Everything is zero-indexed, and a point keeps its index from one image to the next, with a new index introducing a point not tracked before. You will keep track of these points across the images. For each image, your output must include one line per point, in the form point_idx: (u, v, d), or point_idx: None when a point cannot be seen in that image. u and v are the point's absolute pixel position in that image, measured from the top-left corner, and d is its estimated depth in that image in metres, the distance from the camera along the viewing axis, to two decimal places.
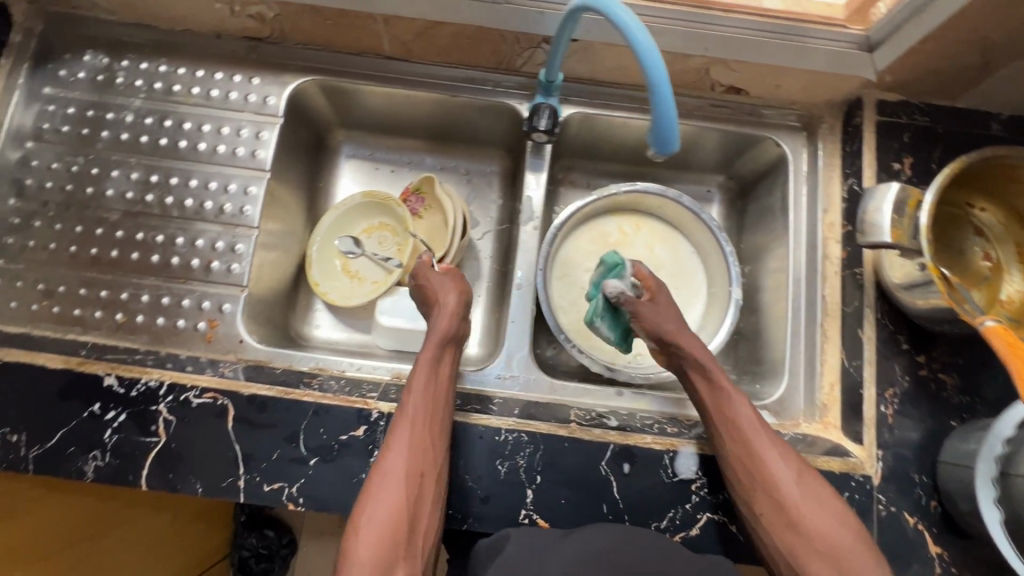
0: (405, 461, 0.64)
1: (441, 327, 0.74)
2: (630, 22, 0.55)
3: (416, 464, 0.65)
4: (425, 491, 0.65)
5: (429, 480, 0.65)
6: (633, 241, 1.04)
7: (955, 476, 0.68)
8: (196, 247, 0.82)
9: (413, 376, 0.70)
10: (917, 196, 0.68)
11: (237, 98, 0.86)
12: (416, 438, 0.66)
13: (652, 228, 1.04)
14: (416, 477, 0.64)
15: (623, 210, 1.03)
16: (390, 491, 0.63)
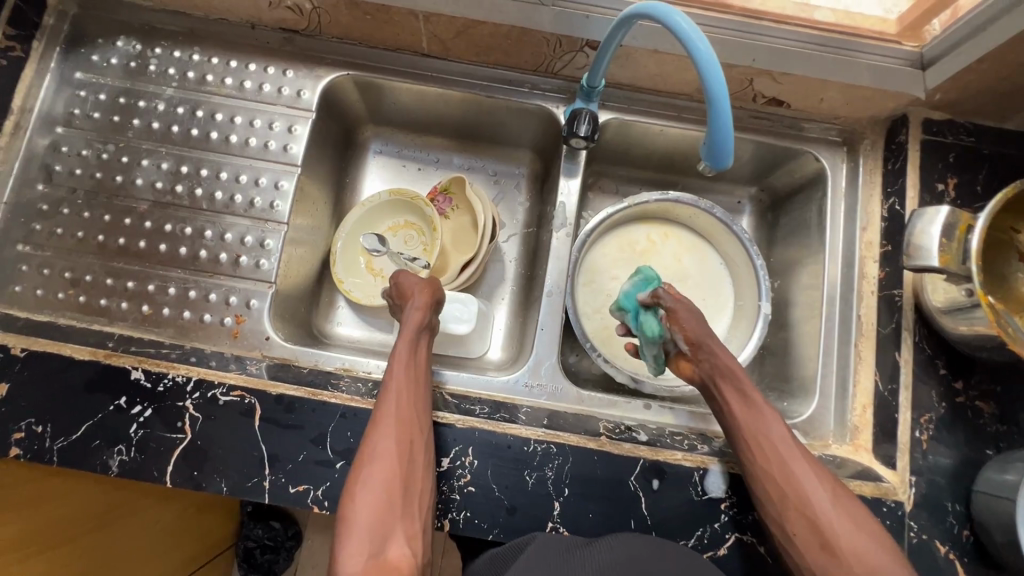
0: (391, 433, 0.64)
1: (415, 313, 0.75)
2: (690, 33, 0.53)
3: (406, 439, 0.65)
4: (416, 464, 0.64)
5: (421, 453, 0.65)
6: (660, 250, 1.03)
7: (991, 507, 0.67)
8: (225, 241, 0.80)
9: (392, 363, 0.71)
10: (967, 220, 0.66)
11: (271, 90, 0.85)
12: (400, 415, 0.66)
13: (679, 237, 1.03)
14: (410, 451, 0.64)
15: (651, 218, 1.02)
16: (383, 465, 0.63)
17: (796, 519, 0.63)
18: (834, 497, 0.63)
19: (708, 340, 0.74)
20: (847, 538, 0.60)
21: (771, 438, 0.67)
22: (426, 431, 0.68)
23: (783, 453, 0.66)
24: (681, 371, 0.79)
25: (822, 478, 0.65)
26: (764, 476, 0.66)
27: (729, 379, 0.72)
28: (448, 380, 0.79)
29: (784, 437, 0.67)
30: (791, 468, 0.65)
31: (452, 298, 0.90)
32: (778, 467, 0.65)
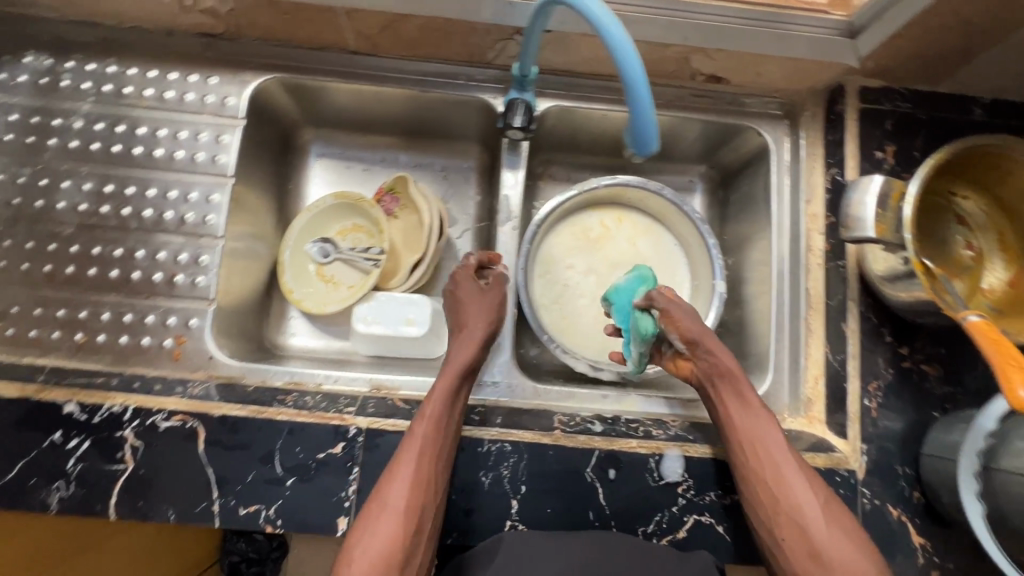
0: (405, 490, 0.63)
1: (467, 351, 0.74)
2: (600, 16, 0.52)
3: (419, 488, 0.63)
4: (423, 524, 0.63)
5: (431, 512, 0.64)
6: (614, 235, 1.02)
7: (938, 469, 0.68)
8: (158, 260, 0.78)
9: (428, 402, 0.68)
10: (900, 188, 0.66)
11: (194, 99, 0.81)
12: (422, 460, 0.64)
13: (634, 222, 1.02)
14: (420, 504, 0.63)
15: (603, 204, 1.02)
16: (387, 521, 0.62)
17: (792, 534, 0.63)
18: (840, 519, 0.63)
19: (714, 347, 0.72)
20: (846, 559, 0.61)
21: (774, 452, 0.67)
22: (441, 486, 0.66)
23: (778, 465, 0.66)
24: (679, 371, 0.77)
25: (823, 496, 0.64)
26: (763, 489, 0.65)
27: (735, 389, 0.71)
28: (401, 385, 0.77)
29: (785, 449, 0.67)
30: (790, 483, 0.65)
31: (406, 300, 0.90)
32: (780, 482, 0.65)
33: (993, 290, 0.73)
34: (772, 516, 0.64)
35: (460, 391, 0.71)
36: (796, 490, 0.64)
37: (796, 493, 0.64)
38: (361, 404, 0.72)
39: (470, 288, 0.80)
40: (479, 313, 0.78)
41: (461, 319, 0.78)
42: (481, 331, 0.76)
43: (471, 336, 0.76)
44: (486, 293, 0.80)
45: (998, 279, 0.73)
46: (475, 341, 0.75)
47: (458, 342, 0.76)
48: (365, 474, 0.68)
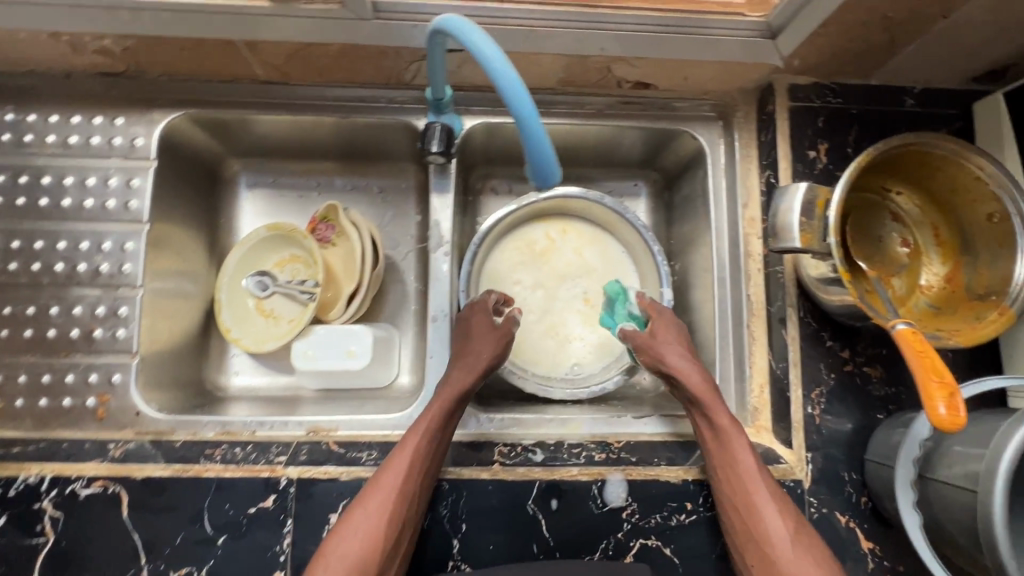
0: (389, 502, 0.62)
1: (463, 375, 0.72)
2: (481, 44, 0.49)
3: (402, 502, 0.63)
4: (400, 539, 0.62)
5: (408, 528, 0.63)
6: (561, 247, 0.99)
7: (881, 475, 0.68)
8: (75, 316, 0.75)
9: (418, 420, 0.68)
10: (825, 195, 0.64)
11: (101, 143, 0.77)
12: (405, 480, 0.63)
13: (579, 231, 0.99)
14: (402, 518, 0.62)
15: (548, 216, 0.98)
16: (368, 529, 0.60)
17: (762, 556, 0.61)
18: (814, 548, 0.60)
19: (692, 370, 0.71)
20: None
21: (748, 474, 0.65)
22: (420, 505, 0.65)
23: (750, 487, 0.64)
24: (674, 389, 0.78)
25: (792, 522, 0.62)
26: (738, 508, 0.64)
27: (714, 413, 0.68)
28: (338, 426, 0.73)
29: (758, 472, 0.65)
30: (764, 507, 0.63)
31: (346, 332, 0.88)
32: (754, 503, 0.63)
33: (931, 287, 0.71)
34: (745, 536, 0.63)
35: (450, 414, 0.69)
36: (767, 513, 0.62)
37: (767, 517, 0.62)
38: (294, 451, 0.70)
39: (480, 320, 0.76)
40: (483, 343, 0.74)
41: (464, 346, 0.75)
42: (485, 357, 0.74)
43: (472, 364, 0.73)
44: (494, 326, 0.76)
45: (935, 276, 0.72)
46: (474, 370, 0.72)
47: (459, 365, 0.73)
48: (300, 525, 0.66)
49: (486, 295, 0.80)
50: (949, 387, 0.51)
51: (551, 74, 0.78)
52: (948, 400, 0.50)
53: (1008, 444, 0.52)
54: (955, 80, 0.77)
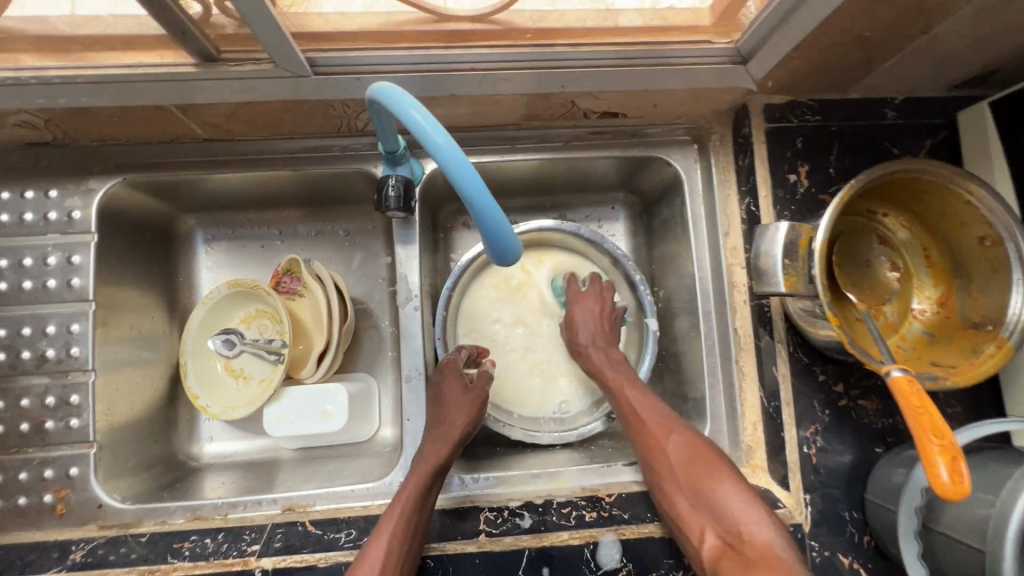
0: None
1: (438, 447, 0.70)
2: (423, 125, 0.44)
3: None
4: None
5: None
6: (539, 280, 0.92)
7: (883, 517, 0.65)
8: (23, 408, 0.70)
9: (394, 500, 0.65)
10: (808, 233, 0.60)
11: (34, 219, 0.72)
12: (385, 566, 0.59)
13: (556, 262, 0.93)
14: None
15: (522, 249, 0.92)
16: None
17: (660, 476, 0.66)
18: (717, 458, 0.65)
19: (598, 342, 0.81)
20: (717, 495, 0.61)
21: (646, 407, 0.72)
22: None
23: (647, 418, 0.70)
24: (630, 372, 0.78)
25: (693, 440, 0.66)
26: (645, 444, 0.69)
27: (616, 369, 0.78)
28: (317, 500, 0.72)
29: (648, 401, 0.72)
30: (666, 433, 0.68)
31: (320, 392, 0.83)
32: (656, 434, 0.68)
33: (924, 313, 0.68)
34: (652, 465, 0.67)
35: (429, 492, 0.66)
36: (668, 436, 0.67)
37: (668, 439, 0.67)
38: (268, 538, 0.66)
39: (452, 381, 0.75)
40: (458, 409, 0.73)
41: (438, 413, 0.73)
42: (458, 428, 0.72)
43: (448, 433, 0.71)
44: (466, 387, 0.75)
45: (929, 301, 0.68)
46: (450, 440, 0.70)
47: (434, 437, 0.71)
48: None
49: (457, 354, 0.79)
50: (952, 449, 0.48)
51: (513, 111, 0.73)
52: (951, 465, 0.47)
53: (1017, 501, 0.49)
54: (938, 88, 0.73)
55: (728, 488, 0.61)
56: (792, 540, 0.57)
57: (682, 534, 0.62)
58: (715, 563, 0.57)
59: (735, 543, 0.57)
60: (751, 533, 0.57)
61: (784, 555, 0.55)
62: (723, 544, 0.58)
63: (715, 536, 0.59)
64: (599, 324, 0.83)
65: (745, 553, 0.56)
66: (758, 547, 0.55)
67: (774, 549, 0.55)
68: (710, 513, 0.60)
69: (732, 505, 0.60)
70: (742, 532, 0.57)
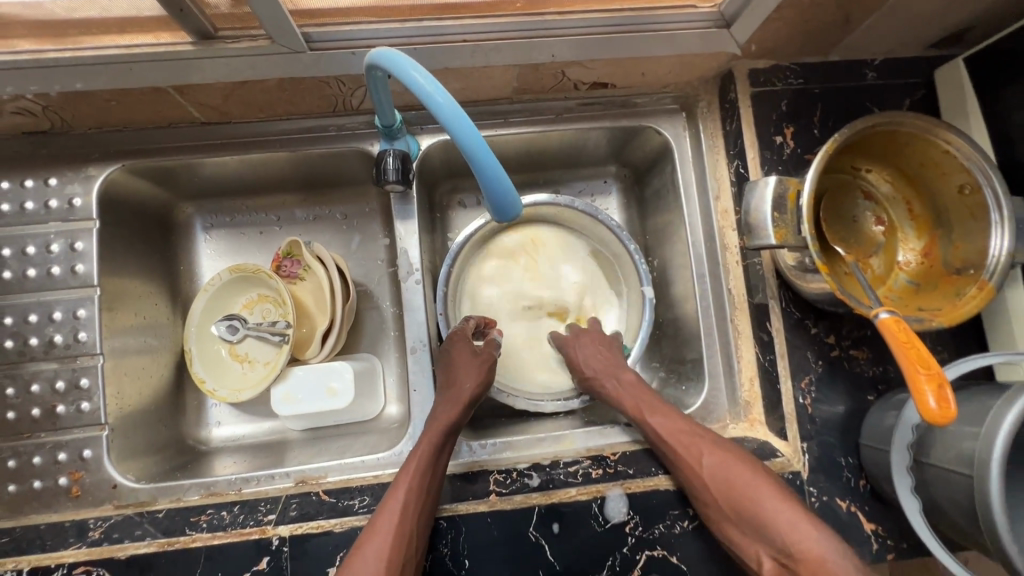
0: (384, 541, 0.59)
1: (448, 408, 0.71)
2: (421, 82, 0.46)
3: (401, 540, 0.59)
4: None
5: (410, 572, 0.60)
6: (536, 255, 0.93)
7: (876, 458, 0.67)
8: (33, 394, 0.71)
9: (407, 461, 0.66)
10: (796, 187, 0.63)
11: (36, 208, 0.73)
12: (401, 522, 0.60)
13: (540, 234, 0.94)
14: (403, 556, 0.59)
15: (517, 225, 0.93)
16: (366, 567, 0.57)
17: (704, 503, 0.64)
18: (755, 472, 0.63)
19: (604, 373, 0.78)
20: (760, 505, 0.60)
21: (672, 430, 0.69)
22: (418, 545, 0.62)
23: (674, 442, 0.68)
24: (645, 395, 0.75)
25: (724, 458, 0.64)
26: (680, 472, 0.66)
27: (633, 396, 0.75)
28: (328, 472, 0.74)
29: (674, 423, 0.70)
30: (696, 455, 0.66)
31: (326, 369, 0.84)
32: (687, 458, 0.66)
33: (909, 264, 0.71)
34: (693, 493, 0.65)
35: (440, 452, 0.68)
36: (698, 459, 0.65)
37: (701, 463, 0.65)
38: (283, 508, 0.68)
39: (462, 349, 0.76)
40: (467, 373, 0.74)
41: (447, 376, 0.75)
42: (468, 391, 0.73)
43: (458, 395, 0.73)
44: (475, 353, 0.76)
45: (912, 252, 0.71)
46: (458, 402, 0.72)
47: (445, 400, 0.73)
48: None
49: (465, 323, 0.81)
50: (938, 378, 0.51)
51: (505, 84, 0.75)
52: (937, 393, 0.50)
53: (998, 429, 0.52)
54: (915, 48, 0.75)
55: (772, 500, 0.59)
56: (847, 546, 0.55)
57: (740, 556, 0.62)
58: None
59: (789, 561, 0.56)
60: (803, 549, 0.55)
61: (840, 569, 0.53)
62: (780, 564, 0.58)
63: (770, 558, 0.59)
64: (603, 355, 0.81)
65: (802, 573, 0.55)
66: (810, 563, 0.54)
67: (828, 564, 0.53)
68: (757, 533, 0.60)
69: (778, 522, 0.58)
70: (792, 548, 0.56)
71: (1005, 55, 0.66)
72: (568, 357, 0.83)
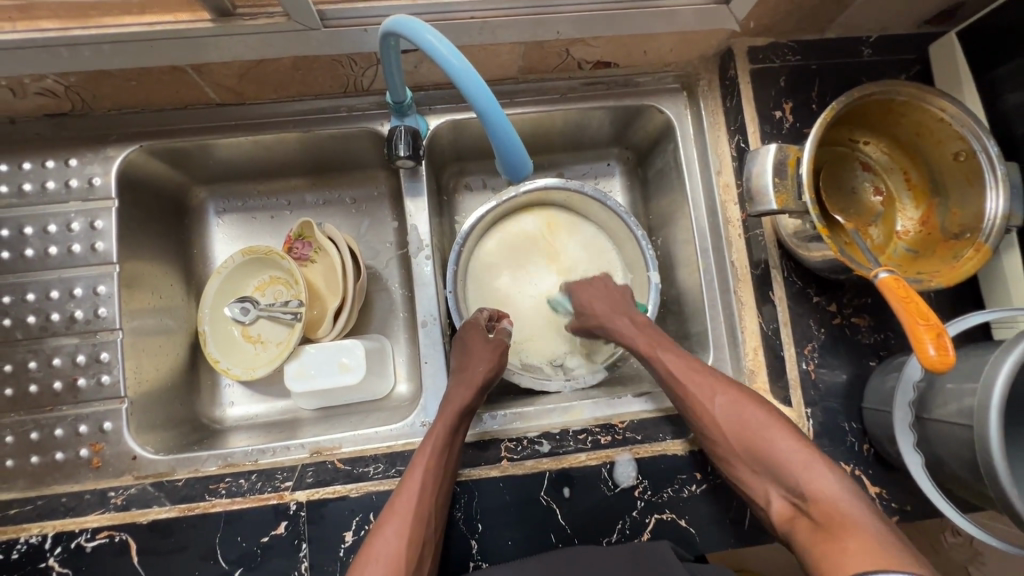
0: (405, 519, 0.60)
1: (462, 391, 0.72)
2: (438, 47, 0.48)
3: (421, 520, 0.61)
4: (424, 560, 0.61)
5: (430, 549, 0.62)
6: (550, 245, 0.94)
7: (879, 421, 0.69)
8: (55, 367, 0.74)
9: (424, 442, 0.67)
10: (795, 153, 0.65)
11: (57, 187, 0.76)
12: (420, 504, 0.62)
13: (555, 230, 0.95)
14: (422, 536, 0.61)
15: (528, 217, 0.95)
16: (386, 544, 0.59)
17: (713, 440, 0.66)
18: (768, 415, 0.65)
19: (613, 313, 0.81)
20: (774, 450, 0.62)
21: (683, 368, 0.71)
22: (435, 524, 0.63)
23: (687, 381, 0.69)
24: (656, 335, 0.77)
25: (739, 400, 0.66)
26: (692, 412, 0.68)
27: (644, 335, 0.76)
28: (341, 444, 0.74)
29: (685, 363, 0.71)
30: (711, 397, 0.67)
31: (336, 347, 0.85)
32: (702, 399, 0.67)
33: (907, 232, 0.73)
34: (704, 430, 0.67)
35: (456, 435, 0.68)
36: (713, 400, 0.67)
37: (714, 403, 0.67)
38: (299, 475, 0.69)
39: (475, 334, 0.77)
40: (481, 356, 0.75)
41: (462, 359, 0.76)
42: (482, 374, 0.74)
43: (471, 378, 0.74)
44: (487, 337, 0.78)
45: (911, 220, 0.73)
46: (473, 384, 0.73)
47: (459, 382, 0.74)
48: (315, 549, 0.65)
49: (479, 312, 0.81)
50: (936, 328, 0.53)
51: (511, 63, 0.77)
52: (937, 341, 0.52)
53: (996, 378, 0.53)
54: (908, 24, 0.78)
55: (787, 444, 0.61)
56: (862, 493, 0.57)
57: (749, 496, 0.64)
58: (789, 524, 0.60)
59: (803, 504, 0.59)
60: (817, 492, 0.58)
61: (851, 508, 0.56)
62: (791, 504, 0.60)
63: (783, 498, 0.61)
64: (609, 296, 0.84)
65: (817, 516, 0.57)
66: (827, 507, 0.56)
67: (843, 507, 0.56)
68: (770, 473, 0.62)
69: (790, 461, 0.61)
70: (806, 490, 0.58)
71: (996, 27, 0.68)
72: (575, 298, 0.86)
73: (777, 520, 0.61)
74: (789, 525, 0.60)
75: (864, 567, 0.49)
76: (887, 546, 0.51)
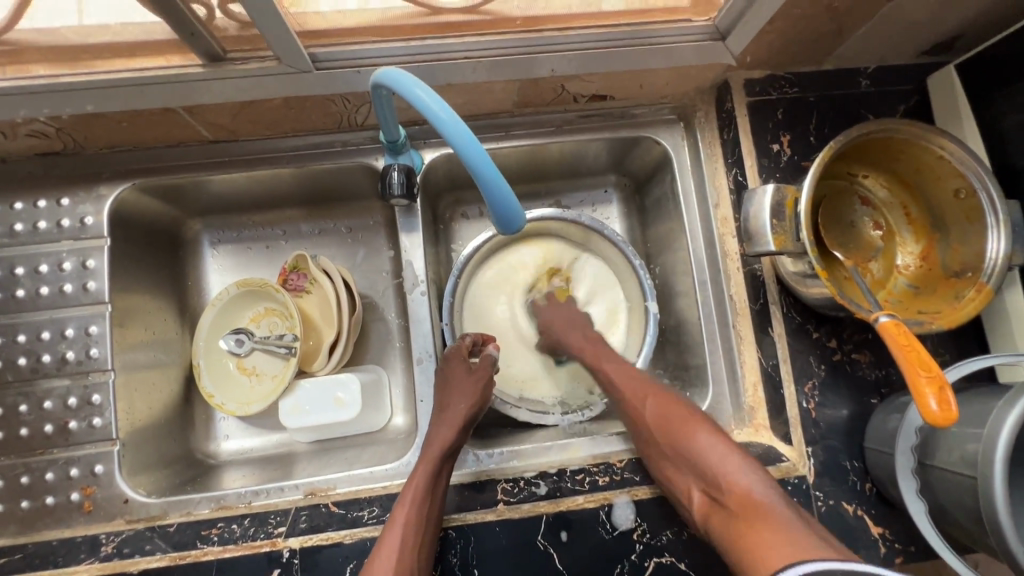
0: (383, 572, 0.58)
1: (444, 433, 0.71)
2: (427, 100, 0.48)
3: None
4: None
5: None
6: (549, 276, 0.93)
7: (881, 462, 0.68)
8: (46, 410, 0.73)
9: (405, 491, 0.66)
10: (794, 193, 0.65)
11: (49, 227, 0.75)
12: (402, 560, 0.60)
13: (554, 261, 0.94)
14: None
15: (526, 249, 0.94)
16: None
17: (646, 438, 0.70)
18: (691, 413, 0.67)
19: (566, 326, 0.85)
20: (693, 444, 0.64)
21: (624, 376, 0.76)
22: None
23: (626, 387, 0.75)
24: (605, 349, 0.82)
25: (664, 401, 0.70)
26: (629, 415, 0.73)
27: (592, 346, 0.82)
28: (337, 484, 0.75)
29: (626, 371, 0.77)
30: (642, 398, 0.72)
31: (332, 381, 0.83)
32: (634, 400, 0.73)
33: (908, 267, 0.72)
34: (639, 432, 0.71)
35: (435, 478, 0.67)
36: (643, 401, 0.72)
37: (645, 405, 0.71)
38: (293, 520, 0.69)
39: (456, 367, 0.76)
40: (461, 391, 0.75)
41: (442, 397, 0.75)
42: (461, 411, 0.73)
43: (453, 416, 0.73)
44: (470, 370, 0.77)
45: (911, 256, 0.72)
46: (455, 423, 0.72)
47: (438, 421, 0.73)
48: None
49: (461, 339, 0.80)
50: (939, 380, 0.52)
51: (505, 98, 0.76)
52: (938, 395, 0.51)
53: (1001, 428, 0.52)
54: (907, 55, 0.77)
55: (705, 438, 0.63)
56: (777, 486, 0.57)
57: (676, 496, 0.65)
58: (706, 517, 0.60)
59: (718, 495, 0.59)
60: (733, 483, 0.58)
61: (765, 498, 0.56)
62: (708, 498, 0.61)
63: (701, 492, 0.61)
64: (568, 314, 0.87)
65: (732, 507, 0.57)
66: (741, 497, 0.57)
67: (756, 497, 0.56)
68: (690, 467, 0.63)
69: (707, 454, 0.62)
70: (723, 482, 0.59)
71: (995, 63, 0.68)
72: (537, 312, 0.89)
73: (698, 516, 0.62)
74: (709, 520, 0.60)
75: (781, 556, 0.49)
76: (800, 535, 0.51)
